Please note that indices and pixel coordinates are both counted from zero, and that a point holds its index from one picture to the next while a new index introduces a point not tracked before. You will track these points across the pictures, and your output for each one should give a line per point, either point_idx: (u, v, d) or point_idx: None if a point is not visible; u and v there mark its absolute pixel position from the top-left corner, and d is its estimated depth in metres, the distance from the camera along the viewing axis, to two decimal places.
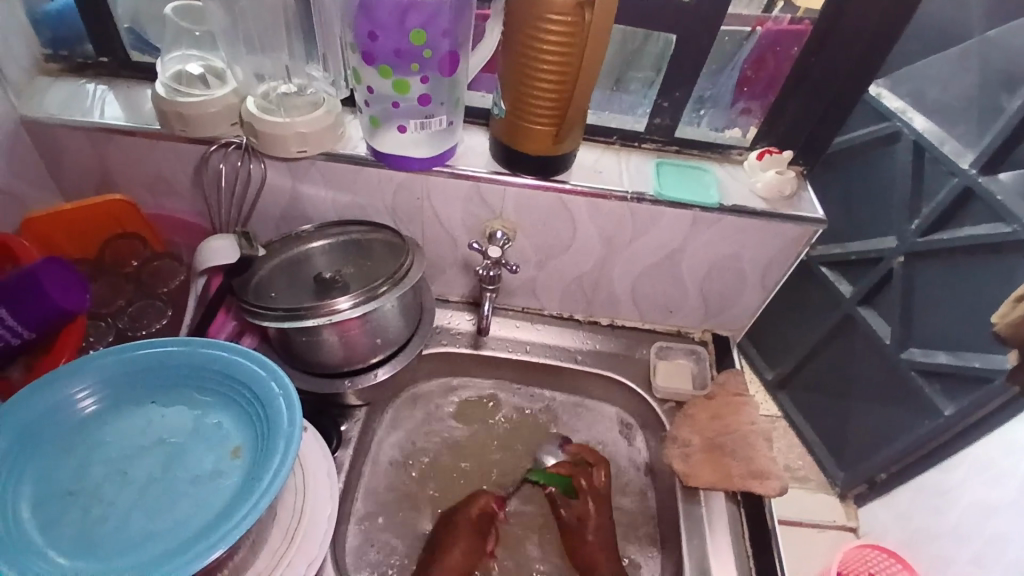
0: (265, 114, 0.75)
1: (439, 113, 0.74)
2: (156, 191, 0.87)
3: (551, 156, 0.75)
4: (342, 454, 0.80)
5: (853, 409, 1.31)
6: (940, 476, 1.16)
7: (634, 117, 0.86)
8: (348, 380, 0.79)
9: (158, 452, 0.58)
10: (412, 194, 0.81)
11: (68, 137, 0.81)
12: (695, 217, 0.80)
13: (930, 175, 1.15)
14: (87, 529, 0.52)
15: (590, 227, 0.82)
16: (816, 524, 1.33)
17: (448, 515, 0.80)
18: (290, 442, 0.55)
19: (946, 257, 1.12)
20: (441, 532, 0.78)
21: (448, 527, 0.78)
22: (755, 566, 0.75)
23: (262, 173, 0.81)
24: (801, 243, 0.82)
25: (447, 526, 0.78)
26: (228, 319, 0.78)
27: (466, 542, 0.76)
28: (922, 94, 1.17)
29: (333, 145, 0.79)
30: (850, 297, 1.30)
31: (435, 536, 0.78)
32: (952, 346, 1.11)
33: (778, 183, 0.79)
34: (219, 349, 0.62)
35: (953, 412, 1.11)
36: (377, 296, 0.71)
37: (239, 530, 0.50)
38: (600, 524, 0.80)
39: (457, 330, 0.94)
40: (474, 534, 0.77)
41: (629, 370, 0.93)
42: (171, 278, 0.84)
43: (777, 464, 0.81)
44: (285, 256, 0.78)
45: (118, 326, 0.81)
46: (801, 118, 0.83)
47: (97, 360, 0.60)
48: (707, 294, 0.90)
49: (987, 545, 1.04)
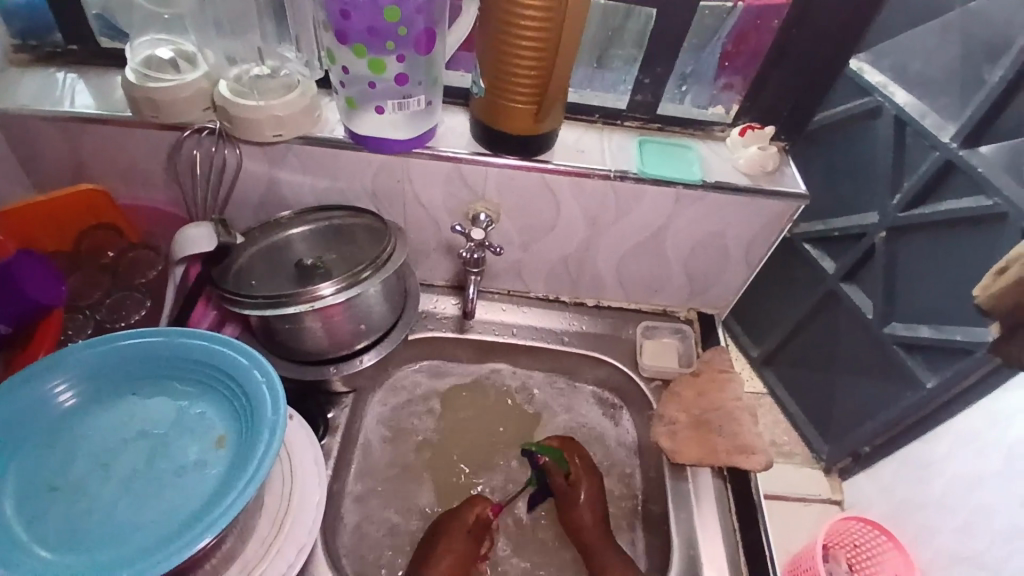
0: (239, 98, 0.73)
1: (417, 94, 0.72)
2: (129, 182, 0.84)
3: (532, 135, 0.74)
4: (329, 441, 0.79)
5: (837, 384, 1.33)
6: (925, 447, 1.18)
7: (616, 94, 0.85)
8: (333, 366, 0.78)
9: (141, 444, 0.57)
10: (393, 177, 0.80)
11: (36, 127, 0.78)
12: (679, 194, 0.79)
13: (911, 149, 1.15)
14: (70, 524, 0.51)
15: (574, 207, 0.82)
16: (802, 498, 1.35)
17: (442, 518, 0.76)
18: (275, 429, 0.54)
19: (929, 231, 1.13)
20: (434, 536, 0.75)
21: (441, 532, 0.75)
22: (742, 540, 0.76)
23: (237, 159, 0.79)
24: (784, 219, 0.82)
25: (440, 531, 0.75)
26: (209, 309, 0.77)
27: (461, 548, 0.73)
28: (904, 68, 1.17)
29: (310, 129, 0.77)
30: (833, 274, 1.31)
31: (427, 540, 0.75)
32: (935, 319, 1.12)
33: (760, 158, 0.80)
34: (200, 339, 0.61)
35: (934, 385, 1.13)
36: (360, 281, 0.70)
37: (225, 518, 0.49)
38: (592, 503, 0.79)
39: (444, 315, 0.94)
40: (469, 540, 0.74)
41: (616, 350, 0.93)
42: (149, 268, 0.83)
43: (762, 438, 0.81)
44: (265, 243, 0.76)
45: (97, 318, 0.79)
46: (781, 93, 0.83)
47: (75, 353, 0.59)
48: (692, 272, 0.90)
49: (974, 513, 1.06)
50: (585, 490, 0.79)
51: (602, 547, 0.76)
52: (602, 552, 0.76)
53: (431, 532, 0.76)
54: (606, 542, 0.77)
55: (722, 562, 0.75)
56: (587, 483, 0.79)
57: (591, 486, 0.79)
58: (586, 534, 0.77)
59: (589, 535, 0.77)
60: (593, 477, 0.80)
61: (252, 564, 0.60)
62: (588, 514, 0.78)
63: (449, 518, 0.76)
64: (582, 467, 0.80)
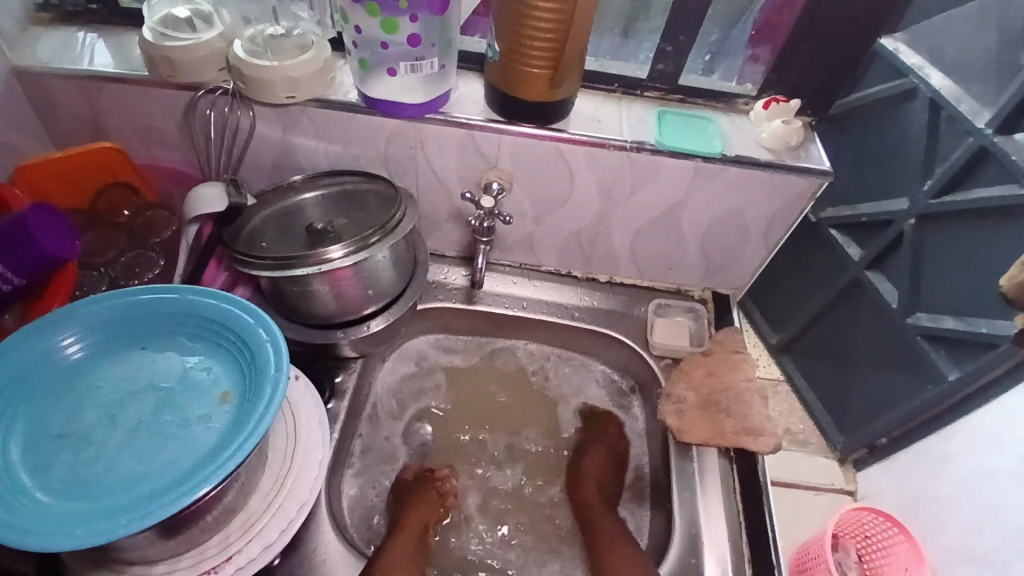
0: (252, 58, 0.73)
1: (431, 56, 0.71)
2: (148, 143, 0.85)
3: (547, 102, 0.72)
4: (337, 405, 0.80)
5: (856, 373, 1.30)
6: (941, 442, 1.16)
7: (636, 64, 0.83)
8: (341, 331, 0.79)
9: (147, 396, 0.58)
10: (406, 143, 0.79)
11: (56, 85, 0.79)
12: (698, 168, 0.77)
13: (944, 135, 1.10)
14: (76, 472, 0.52)
15: (588, 179, 0.80)
16: (814, 487, 1.34)
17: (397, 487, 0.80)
18: (277, 386, 0.54)
19: (957, 220, 1.09)
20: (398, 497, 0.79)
21: (400, 495, 0.79)
22: (745, 522, 0.76)
23: (251, 122, 0.79)
24: (805, 197, 0.79)
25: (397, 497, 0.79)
26: (220, 271, 0.78)
27: (421, 496, 0.78)
28: (941, 50, 1.13)
29: (323, 91, 0.76)
30: (859, 261, 1.27)
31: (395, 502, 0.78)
32: (959, 311, 1.09)
33: (783, 133, 0.77)
34: (208, 296, 0.61)
35: (955, 378, 1.10)
36: (368, 246, 0.69)
37: (225, 469, 0.50)
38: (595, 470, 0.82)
39: (454, 286, 0.94)
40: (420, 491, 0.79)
41: (627, 328, 0.92)
42: (164, 228, 0.84)
43: (772, 421, 0.81)
44: (277, 207, 0.76)
45: (111, 275, 0.81)
46: (811, 63, 0.79)
47: (86, 306, 0.59)
48: (708, 251, 0.89)
49: (987, 510, 1.03)
50: (596, 450, 0.84)
51: (602, 510, 0.78)
52: (602, 515, 0.78)
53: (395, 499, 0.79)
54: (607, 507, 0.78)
55: (725, 543, 0.74)
56: (603, 445, 0.85)
57: (608, 450, 0.84)
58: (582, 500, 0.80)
59: (590, 501, 0.79)
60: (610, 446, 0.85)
61: (254, 518, 0.61)
62: (592, 475, 0.82)
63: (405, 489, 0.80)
64: (602, 433, 0.87)
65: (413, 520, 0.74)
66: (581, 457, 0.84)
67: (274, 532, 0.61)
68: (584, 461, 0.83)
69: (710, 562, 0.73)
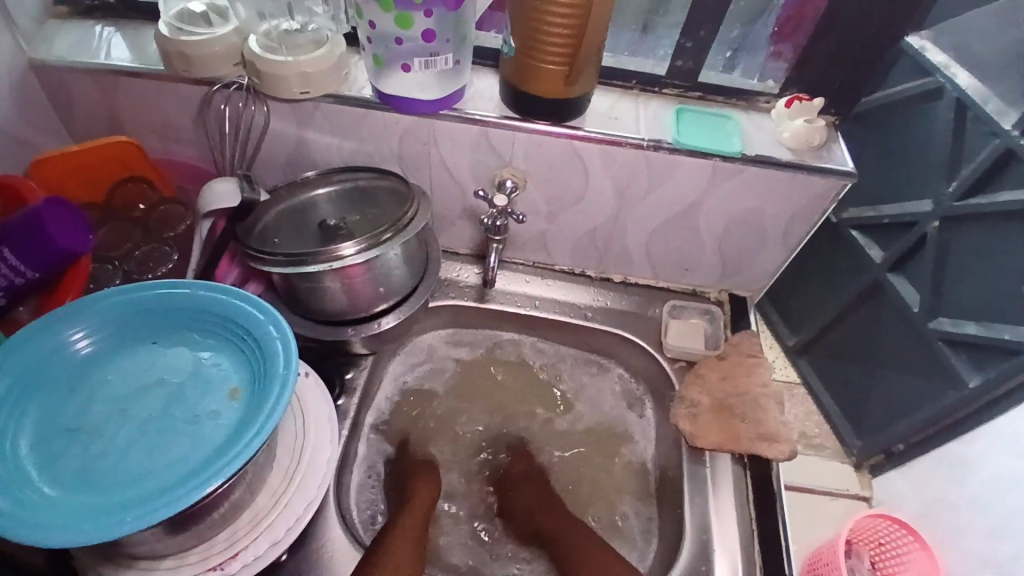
0: (267, 53, 0.73)
1: (445, 52, 0.70)
2: (163, 137, 0.85)
3: (561, 99, 0.71)
4: (347, 402, 0.80)
5: (874, 378, 1.28)
6: (961, 449, 1.13)
7: (655, 60, 0.82)
8: (351, 328, 0.78)
9: (158, 391, 0.58)
10: (419, 139, 0.78)
11: (74, 79, 0.79)
12: (716, 168, 0.75)
13: (970, 136, 1.07)
14: (86, 466, 0.53)
15: (603, 177, 0.79)
16: (829, 491, 1.31)
17: (400, 469, 0.81)
18: (286, 384, 0.54)
19: (983, 223, 1.06)
20: (401, 481, 0.79)
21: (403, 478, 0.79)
22: (757, 530, 0.74)
23: (265, 118, 0.79)
24: (827, 198, 0.77)
25: (401, 478, 0.80)
26: (233, 267, 0.78)
27: (426, 479, 0.79)
28: (967, 48, 1.09)
29: (337, 87, 0.76)
30: (880, 263, 1.24)
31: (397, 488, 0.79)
32: (983, 316, 1.06)
33: (806, 132, 0.75)
34: (219, 292, 0.61)
35: (976, 384, 1.07)
36: (381, 243, 0.69)
37: (233, 466, 0.50)
38: (532, 492, 0.81)
39: (465, 284, 0.93)
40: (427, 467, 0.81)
41: (641, 329, 0.91)
42: (178, 223, 0.84)
43: (788, 426, 0.79)
44: (290, 202, 0.76)
45: (125, 269, 0.82)
46: (835, 60, 0.77)
47: (97, 300, 0.60)
48: (725, 252, 0.87)
49: (1011, 516, 1.02)
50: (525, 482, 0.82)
51: (559, 525, 0.76)
52: (563, 529, 0.75)
53: (395, 487, 0.80)
54: (562, 520, 0.76)
55: (737, 550, 0.73)
56: (523, 472, 0.84)
57: (526, 477, 0.83)
58: (540, 525, 0.77)
59: (545, 519, 0.77)
60: (534, 479, 0.83)
61: (261, 515, 0.61)
62: (534, 501, 0.80)
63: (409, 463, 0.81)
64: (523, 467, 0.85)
65: (420, 495, 0.76)
66: (515, 489, 0.82)
67: (281, 529, 0.61)
68: (518, 494, 0.81)
69: (720, 568, 0.72)
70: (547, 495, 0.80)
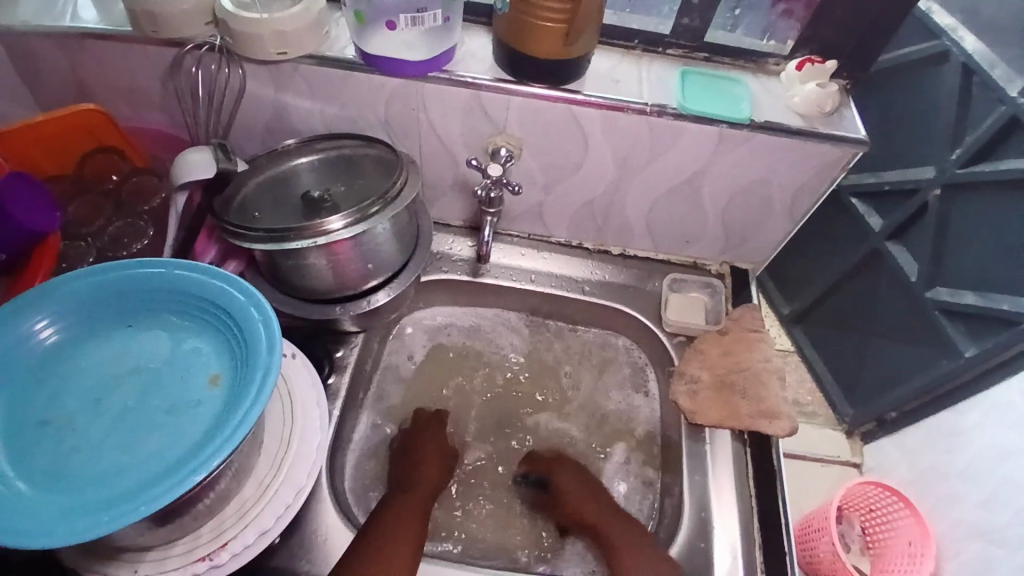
0: (241, 11, 0.67)
1: (433, 8, 0.65)
2: (133, 103, 0.80)
3: (561, 60, 0.66)
4: (337, 382, 0.77)
5: (870, 348, 1.26)
6: (954, 418, 1.12)
7: (659, 18, 0.76)
8: (340, 306, 0.75)
9: (134, 379, 0.55)
10: (407, 104, 0.73)
11: (36, 44, 0.73)
12: (722, 135, 0.71)
13: (976, 101, 1.03)
14: (59, 460, 0.50)
15: (603, 144, 0.74)
16: (820, 458, 1.31)
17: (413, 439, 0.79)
18: (269, 370, 0.51)
19: (986, 192, 1.02)
20: (403, 458, 0.77)
21: (403, 462, 0.76)
22: (756, 507, 0.73)
23: (241, 80, 0.73)
24: (838, 167, 0.73)
25: (407, 452, 0.77)
26: (211, 244, 0.73)
27: (433, 466, 0.76)
28: (976, 10, 1.05)
29: (317, 48, 0.70)
30: (879, 232, 1.22)
31: (400, 464, 0.76)
32: (983, 286, 1.04)
33: (818, 97, 0.71)
34: (197, 272, 0.58)
35: (972, 354, 1.06)
36: (369, 217, 0.65)
37: (215, 459, 0.47)
38: (574, 484, 0.76)
39: (458, 257, 0.89)
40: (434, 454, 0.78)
41: (639, 303, 0.88)
42: (154, 195, 0.80)
43: (789, 403, 0.77)
44: (270, 173, 0.71)
45: (98, 246, 0.77)
46: (850, 19, 0.72)
47: (64, 283, 0.56)
48: (728, 222, 0.83)
49: (1000, 486, 1.00)
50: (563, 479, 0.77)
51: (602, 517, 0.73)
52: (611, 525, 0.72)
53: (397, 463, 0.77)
54: (612, 518, 0.73)
55: (734, 528, 0.72)
56: (568, 469, 0.79)
57: (568, 466, 0.79)
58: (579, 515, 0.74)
59: (594, 514, 0.73)
60: (578, 472, 0.78)
61: (248, 505, 0.60)
62: (577, 491, 0.75)
63: (409, 446, 0.78)
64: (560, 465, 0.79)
65: (420, 488, 0.73)
66: (563, 479, 0.77)
67: (270, 519, 0.59)
68: (568, 483, 0.76)
69: (718, 546, 0.71)
70: (597, 491, 0.77)
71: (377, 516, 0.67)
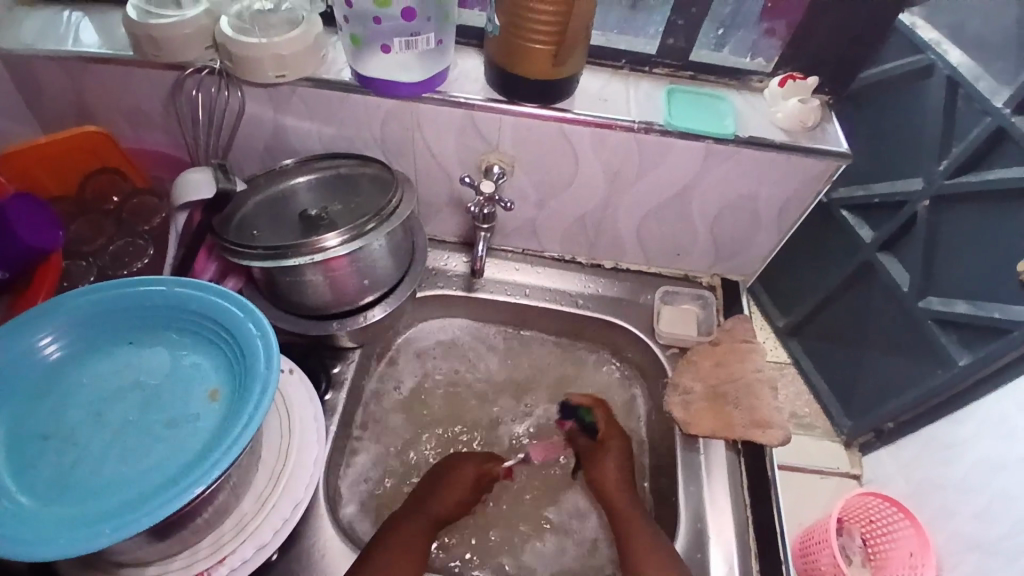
0: (240, 35, 0.69)
1: (427, 31, 0.67)
2: (135, 125, 0.81)
3: (551, 81, 0.68)
4: (334, 397, 0.78)
5: (865, 359, 1.27)
6: (952, 427, 1.12)
7: (645, 39, 0.78)
8: (337, 322, 0.76)
9: (135, 394, 0.56)
10: (401, 124, 0.75)
11: (40, 68, 0.75)
12: (709, 150, 0.73)
13: (961, 114, 1.06)
14: (59, 474, 0.50)
15: (593, 160, 0.76)
16: (819, 470, 1.31)
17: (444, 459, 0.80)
18: (268, 384, 0.52)
19: (975, 203, 1.04)
20: (426, 482, 0.77)
21: (427, 484, 0.76)
22: (752, 516, 0.74)
23: (240, 102, 0.75)
24: (823, 180, 0.75)
25: (432, 478, 0.77)
26: (210, 262, 0.74)
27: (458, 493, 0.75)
28: (960, 25, 1.08)
29: (315, 70, 0.73)
30: (870, 243, 1.23)
31: (422, 484, 0.76)
32: (975, 295, 1.06)
33: (801, 112, 0.73)
34: (196, 290, 0.59)
35: (966, 363, 1.07)
36: (364, 234, 0.66)
37: (213, 473, 0.48)
38: (620, 460, 0.78)
39: (454, 272, 0.91)
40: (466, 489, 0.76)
41: (632, 316, 0.89)
42: (153, 216, 0.81)
43: (781, 413, 0.78)
44: (268, 192, 0.73)
45: (99, 266, 0.78)
46: (831, 38, 0.74)
47: (67, 301, 0.57)
48: (717, 235, 0.85)
49: (995, 495, 1.00)
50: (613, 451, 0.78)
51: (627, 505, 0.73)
52: (629, 513, 0.72)
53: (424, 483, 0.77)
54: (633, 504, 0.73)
55: (732, 539, 0.72)
56: (619, 437, 0.80)
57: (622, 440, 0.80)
58: (610, 494, 0.75)
59: (614, 492, 0.75)
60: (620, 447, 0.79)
61: (247, 519, 0.60)
62: (614, 473, 0.76)
63: (441, 469, 0.78)
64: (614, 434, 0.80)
65: (430, 507, 0.73)
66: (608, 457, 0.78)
67: (268, 533, 0.60)
68: (609, 463, 0.77)
69: (715, 557, 0.71)
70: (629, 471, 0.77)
71: (382, 535, 0.68)
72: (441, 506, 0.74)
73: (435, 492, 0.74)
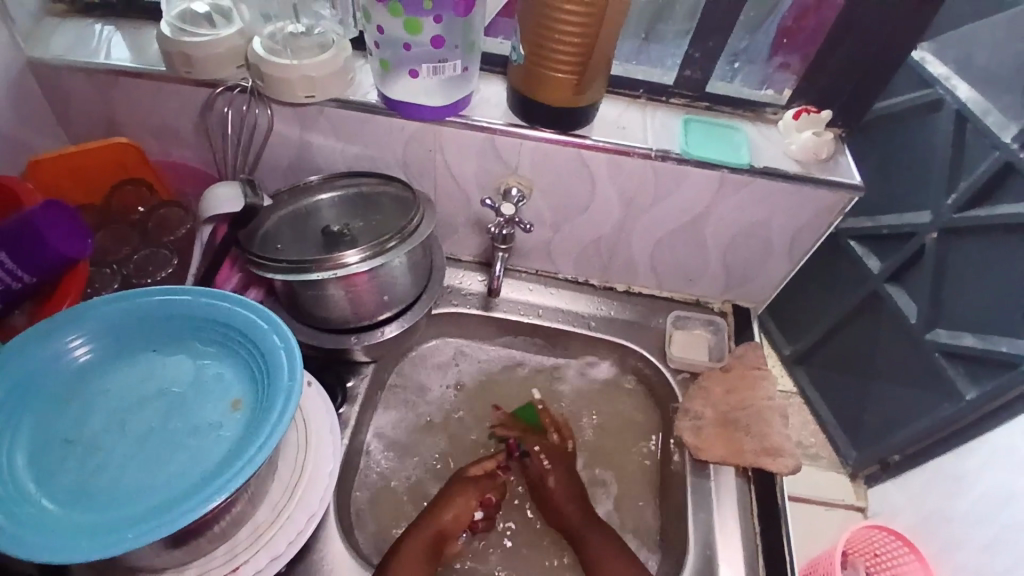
0: (272, 56, 0.71)
1: (453, 58, 0.70)
2: (163, 139, 0.84)
3: (572, 108, 0.70)
4: (347, 411, 0.79)
5: (872, 389, 1.27)
6: (959, 460, 1.11)
7: (664, 70, 0.81)
8: (354, 336, 0.77)
9: (158, 401, 0.57)
10: (424, 146, 0.77)
11: (74, 79, 0.78)
12: (723, 179, 0.75)
13: (969, 148, 1.07)
14: (81, 480, 0.51)
15: (609, 186, 0.78)
16: (825, 502, 1.30)
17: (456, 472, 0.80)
18: (291, 395, 0.53)
19: (982, 236, 1.06)
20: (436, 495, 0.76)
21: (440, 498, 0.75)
22: (762, 544, 0.74)
23: (269, 120, 0.78)
24: (835, 211, 0.77)
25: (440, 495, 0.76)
26: (233, 272, 0.76)
27: (463, 502, 0.75)
28: (967, 59, 1.10)
29: (342, 92, 0.75)
30: (878, 274, 1.24)
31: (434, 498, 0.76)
32: (981, 327, 1.06)
33: (815, 145, 0.75)
34: (221, 300, 0.60)
35: (973, 398, 1.07)
36: (385, 251, 0.68)
37: (234, 483, 0.49)
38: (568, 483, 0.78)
39: (469, 291, 0.92)
40: (469, 497, 0.75)
41: (644, 339, 0.90)
42: (177, 227, 0.82)
43: (792, 441, 0.78)
44: (292, 209, 0.75)
45: (124, 274, 0.80)
46: (844, 74, 0.77)
47: (96, 307, 0.58)
48: (729, 263, 0.86)
49: (1000, 530, 1.00)
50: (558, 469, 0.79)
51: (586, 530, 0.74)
52: (587, 531, 0.74)
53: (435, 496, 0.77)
54: (590, 521, 0.75)
55: (741, 566, 0.72)
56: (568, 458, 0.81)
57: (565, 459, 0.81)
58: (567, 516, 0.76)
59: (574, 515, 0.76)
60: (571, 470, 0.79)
61: (262, 528, 0.61)
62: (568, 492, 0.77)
63: (454, 482, 0.77)
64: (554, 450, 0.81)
65: (438, 519, 0.73)
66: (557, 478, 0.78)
67: (282, 544, 0.61)
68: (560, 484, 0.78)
69: None
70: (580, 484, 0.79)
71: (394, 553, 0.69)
72: (445, 523, 0.73)
73: (441, 507, 0.74)
